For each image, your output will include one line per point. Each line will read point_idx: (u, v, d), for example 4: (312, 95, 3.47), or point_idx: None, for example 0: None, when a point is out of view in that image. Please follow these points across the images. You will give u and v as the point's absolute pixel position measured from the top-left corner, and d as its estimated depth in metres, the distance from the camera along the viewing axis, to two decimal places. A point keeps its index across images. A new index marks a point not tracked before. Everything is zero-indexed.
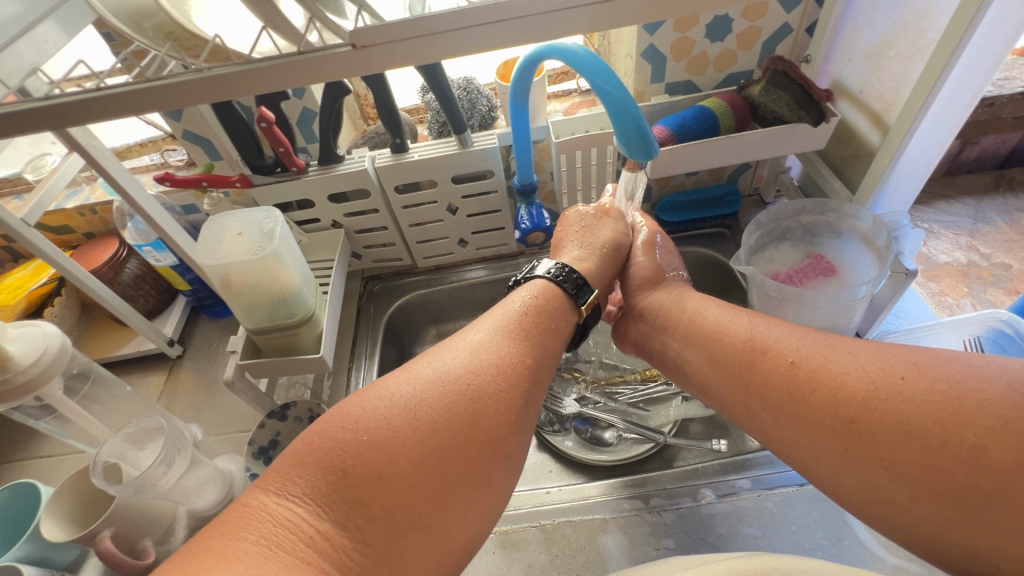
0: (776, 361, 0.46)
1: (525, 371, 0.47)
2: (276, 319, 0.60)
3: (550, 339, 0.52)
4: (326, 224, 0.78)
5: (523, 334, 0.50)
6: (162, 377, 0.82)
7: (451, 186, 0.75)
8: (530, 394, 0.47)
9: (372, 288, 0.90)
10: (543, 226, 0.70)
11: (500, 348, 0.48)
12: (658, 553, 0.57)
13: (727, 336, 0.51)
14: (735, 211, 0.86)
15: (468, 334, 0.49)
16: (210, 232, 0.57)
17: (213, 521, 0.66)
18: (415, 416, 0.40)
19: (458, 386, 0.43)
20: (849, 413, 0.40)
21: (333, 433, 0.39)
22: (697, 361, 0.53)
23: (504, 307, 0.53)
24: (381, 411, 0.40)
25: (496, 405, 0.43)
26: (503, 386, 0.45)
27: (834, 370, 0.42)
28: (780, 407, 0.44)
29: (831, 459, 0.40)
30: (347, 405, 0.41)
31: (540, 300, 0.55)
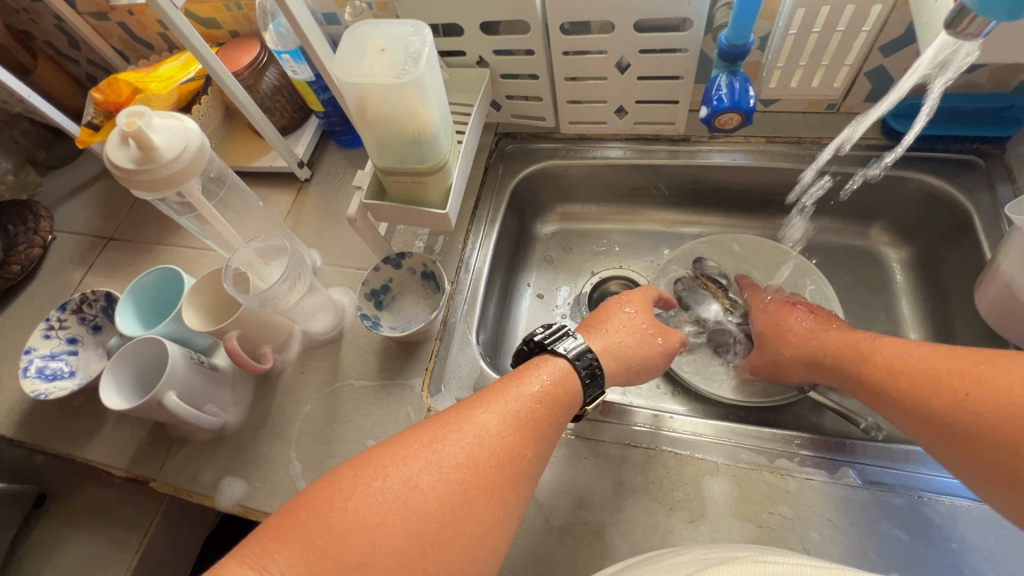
0: (940, 425, 0.43)
1: (524, 468, 0.43)
2: (407, 163, 0.54)
3: (555, 434, 0.47)
4: (471, 61, 0.67)
5: (532, 425, 0.45)
6: (291, 197, 0.83)
7: (631, 34, 0.59)
8: (523, 489, 0.43)
9: (504, 146, 0.81)
10: (744, 105, 0.52)
11: (505, 434, 0.43)
12: (771, 518, 0.50)
13: (876, 357, 0.51)
14: (1007, 136, 0.62)
15: (472, 410, 0.44)
16: (351, 41, 0.49)
17: (324, 346, 0.69)
18: (409, 505, 0.37)
19: (455, 478, 0.39)
20: (932, 410, 0.44)
21: (320, 512, 0.36)
22: (884, 376, 0.49)
23: (519, 388, 0.47)
24: (373, 496, 0.37)
25: (487, 506, 0.40)
26: (498, 481, 0.41)
27: (932, 372, 0.45)
28: (937, 435, 0.43)
29: (974, 471, 0.41)
30: (328, 491, 0.38)
31: (559, 385, 0.49)
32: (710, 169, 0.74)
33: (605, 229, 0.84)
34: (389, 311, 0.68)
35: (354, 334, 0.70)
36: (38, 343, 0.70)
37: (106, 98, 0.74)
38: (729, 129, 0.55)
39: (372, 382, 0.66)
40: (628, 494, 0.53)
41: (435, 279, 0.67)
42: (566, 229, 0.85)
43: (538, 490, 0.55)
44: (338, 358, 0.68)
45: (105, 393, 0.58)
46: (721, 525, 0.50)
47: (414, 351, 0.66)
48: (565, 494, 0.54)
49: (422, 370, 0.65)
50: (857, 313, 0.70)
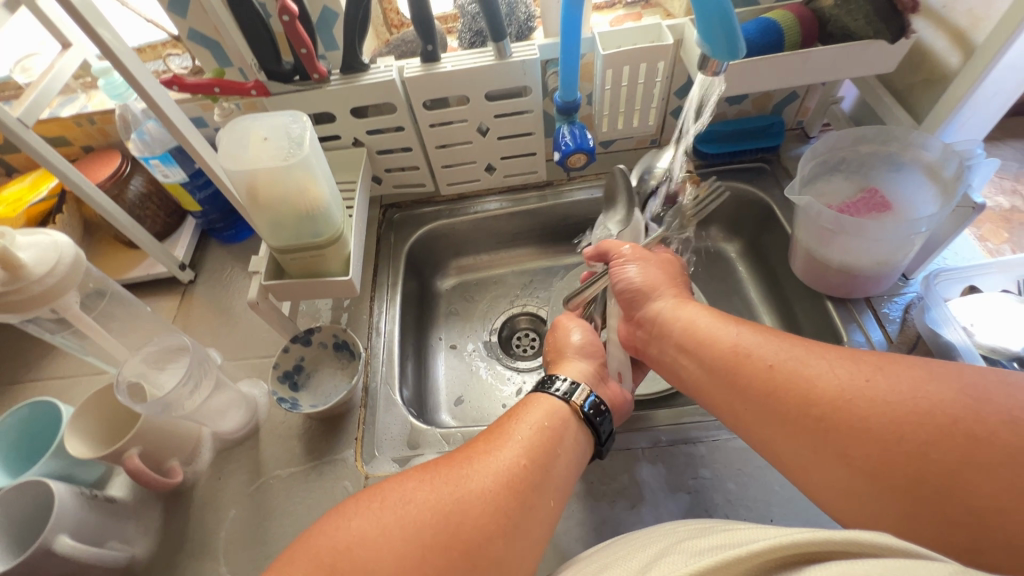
0: (808, 423, 0.42)
1: (526, 481, 0.45)
2: (303, 238, 0.57)
3: (557, 451, 0.49)
4: (347, 143, 0.73)
5: (527, 441, 0.48)
6: (175, 301, 0.79)
7: (484, 103, 0.69)
8: (531, 499, 0.45)
9: (391, 216, 0.86)
10: (586, 146, 0.63)
11: (505, 454, 0.47)
12: (695, 482, 0.57)
13: (717, 345, 0.51)
14: (777, 145, 0.82)
15: (472, 443, 0.49)
16: (231, 134, 0.52)
17: (239, 443, 0.66)
18: (405, 517, 0.41)
19: (452, 493, 0.43)
20: (819, 411, 0.42)
21: (322, 541, 0.41)
22: (765, 379, 0.46)
23: (511, 419, 0.51)
24: (374, 517, 0.42)
25: (488, 513, 0.42)
26: (500, 493, 0.44)
27: (811, 374, 0.44)
28: (798, 429, 0.43)
29: (858, 481, 0.39)
30: (335, 521, 0.43)
31: (552, 409, 0.52)
32: (574, 206, 0.86)
33: (500, 274, 0.92)
34: (305, 390, 0.67)
35: (271, 424, 0.67)
36: None
37: None
38: (580, 166, 0.66)
39: (301, 466, 0.63)
40: (573, 499, 0.57)
41: (349, 347, 0.68)
42: (464, 281, 0.91)
43: None
44: (258, 452, 0.65)
45: None
46: (658, 502, 0.56)
47: (340, 424, 0.66)
48: None
49: (352, 441, 0.64)
50: (718, 302, 0.84)
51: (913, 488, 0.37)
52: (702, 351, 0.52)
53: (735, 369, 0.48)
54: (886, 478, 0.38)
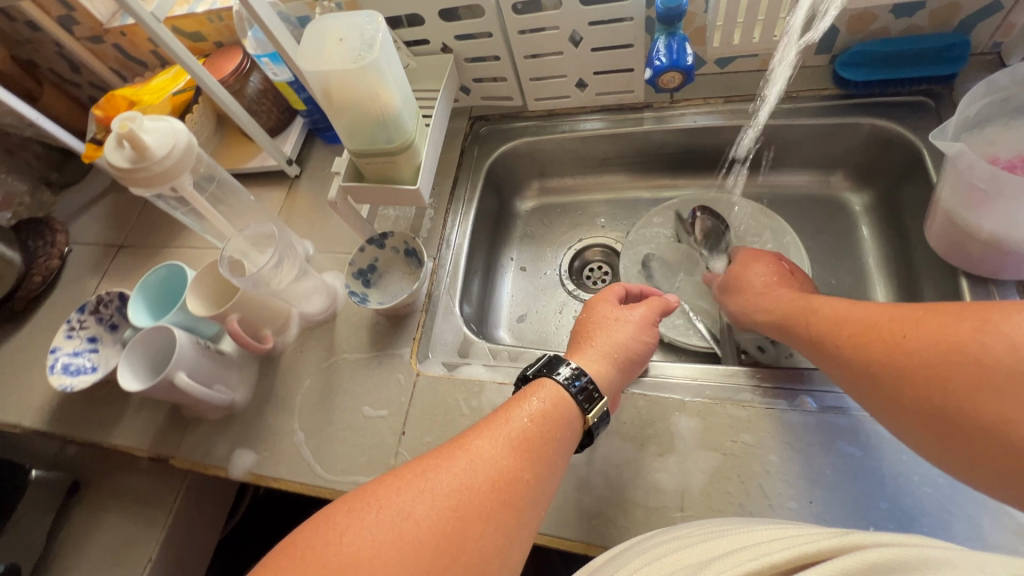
0: (898, 376, 0.42)
1: (524, 491, 0.43)
2: (376, 143, 0.58)
3: (557, 455, 0.47)
4: (436, 48, 0.72)
5: (527, 448, 0.45)
6: (283, 193, 0.88)
7: (578, 8, 0.63)
8: (528, 514, 0.42)
9: (478, 129, 0.85)
10: (682, 64, 0.56)
11: (504, 461, 0.43)
12: (735, 446, 0.53)
13: (796, 310, 0.55)
14: (952, 74, 0.64)
15: (469, 439, 0.44)
16: (312, 34, 0.53)
17: (320, 325, 0.75)
18: (405, 535, 0.37)
19: (449, 508, 0.39)
20: (879, 374, 0.44)
21: (325, 555, 0.36)
22: (835, 343, 0.49)
23: (510, 413, 0.47)
24: (367, 529, 0.37)
25: (487, 533, 0.39)
26: (501, 506, 0.41)
27: (860, 327, 0.47)
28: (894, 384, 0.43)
29: (949, 446, 0.39)
30: (323, 528, 0.38)
31: (551, 403, 0.49)
32: (672, 134, 0.77)
33: (582, 201, 0.88)
34: (376, 288, 0.73)
35: (346, 313, 0.74)
36: (63, 343, 0.77)
37: (107, 115, 0.79)
38: (672, 88, 0.59)
39: (366, 354, 0.70)
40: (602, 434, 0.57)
41: (417, 255, 0.72)
42: (544, 205, 0.89)
43: None
44: (334, 335, 0.73)
45: (122, 376, 0.63)
46: (688, 456, 0.54)
47: (403, 324, 0.71)
48: None
49: (410, 340, 0.70)
50: (824, 260, 0.73)
51: (980, 438, 0.37)
52: (796, 331, 0.54)
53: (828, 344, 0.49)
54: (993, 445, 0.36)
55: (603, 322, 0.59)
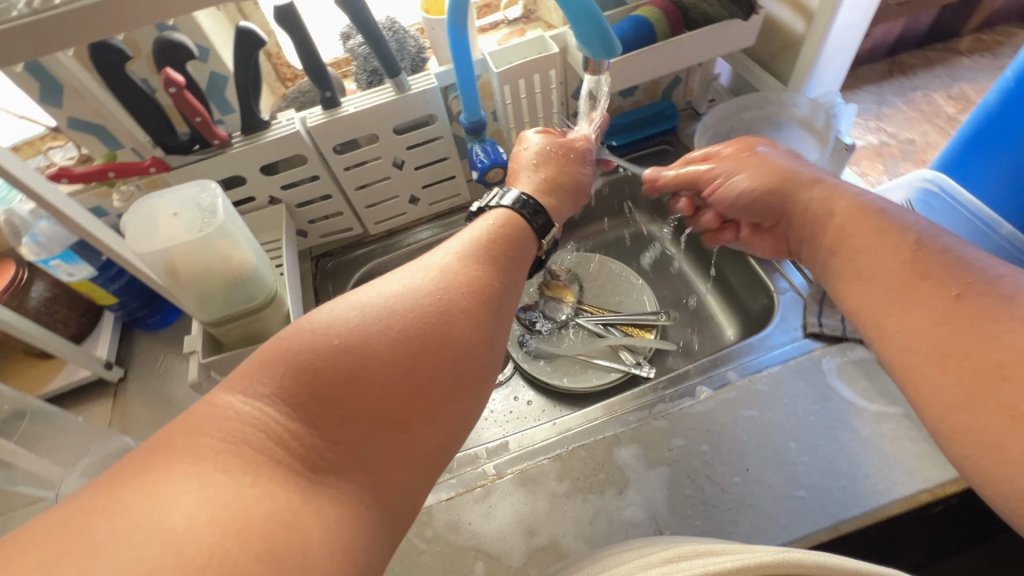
0: (908, 250, 0.45)
1: (495, 293, 0.45)
2: (237, 305, 0.55)
3: (515, 263, 0.49)
4: (263, 202, 0.72)
5: (490, 257, 0.47)
6: (107, 404, 0.73)
7: (394, 138, 0.70)
8: (500, 312, 0.45)
9: (325, 266, 0.84)
10: (501, 160, 0.66)
11: (473, 268, 0.45)
12: (673, 452, 0.59)
13: (836, 213, 0.52)
14: (675, 126, 0.88)
15: (436, 255, 0.46)
16: (137, 216, 0.50)
17: None
18: (388, 322, 0.38)
19: (426, 304, 0.41)
20: (945, 297, 0.41)
21: (306, 333, 0.37)
22: (893, 250, 0.46)
23: (468, 232, 0.49)
24: (351, 320, 0.38)
25: (466, 321, 0.41)
26: (478, 302, 0.43)
27: (942, 260, 0.43)
28: (894, 262, 0.45)
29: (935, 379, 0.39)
30: (326, 306, 0.39)
31: (504, 224, 0.51)
32: None
33: None
34: None
35: None
36: None
37: None
38: (499, 180, 0.69)
39: None
40: (563, 499, 0.58)
41: None
42: None
43: (489, 545, 0.56)
44: None
45: None
46: (642, 481, 0.57)
47: None
48: (512, 533, 0.56)
49: None
50: (655, 280, 0.88)
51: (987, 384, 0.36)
52: (828, 222, 0.52)
53: (829, 234, 0.52)
54: (967, 324, 0.39)
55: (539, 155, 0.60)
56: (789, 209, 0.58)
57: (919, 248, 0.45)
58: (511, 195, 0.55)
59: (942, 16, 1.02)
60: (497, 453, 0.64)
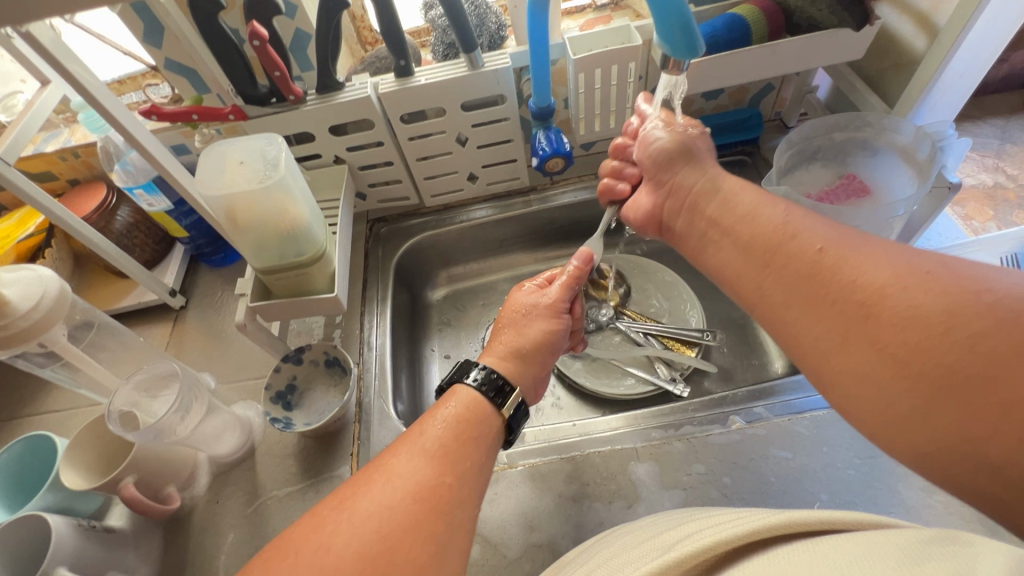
0: (803, 246, 0.42)
1: (448, 495, 0.40)
2: (287, 258, 0.57)
3: (476, 456, 0.44)
4: (328, 160, 0.74)
5: (444, 452, 0.43)
6: (167, 327, 0.79)
7: (461, 113, 0.70)
8: (455, 516, 0.39)
9: (378, 230, 0.86)
10: (562, 150, 0.65)
11: (420, 472, 0.40)
12: (690, 478, 0.56)
13: (763, 221, 0.47)
14: (757, 136, 0.82)
15: (382, 458, 0.42)
16: (209, 161, 0.53)
17: (236, 466, 0.65)
18: (322, 564, 0.34)
19: (373, 531, 0.36)
20: (861, 298, 0.36)
21: None
22: (802, 273, 0.41)
23: (425, 426, 0.45)
24: (285, 575, 0.34)
25: (414, 542, 0.37)
26: (425, 512, 0.38)
27: (856, 261, 0.38)
28: (789, 261, 0.43)
29: (897, 405, 0.33)
30: (265, 558, 0.36)
31: (460, 414, 0.47)
32: (560, 210, 0.86)
33: (489, 281, 0.92)
34: (299, 409, 0.67)
35: (266, 444, 0.67)
36: None
37: None
38: (557, 171, 0.67)
39: (297, 485, 0.63)
40: (569, 502, 0.57)
41: (340, 364, 0.69)
42: (455, 290, 0.91)
43: (488, 530, 0.56)
44: (255, 473, 0.65)
45: None
46: (653, 500, 0.56)
47: (335, 441, 0.65)
48: (512, 524, 0.56)
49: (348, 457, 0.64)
50: (707, 294, 0.84)
51: (950, 381, 0.30)
52: (742, 231, 0.48)
53: (730, 223, 0.50)
54: (878, 320, 0.35)
55: (516, 307, 0.60)
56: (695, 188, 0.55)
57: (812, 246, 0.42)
58: (477, 371, 0.51)
59: None
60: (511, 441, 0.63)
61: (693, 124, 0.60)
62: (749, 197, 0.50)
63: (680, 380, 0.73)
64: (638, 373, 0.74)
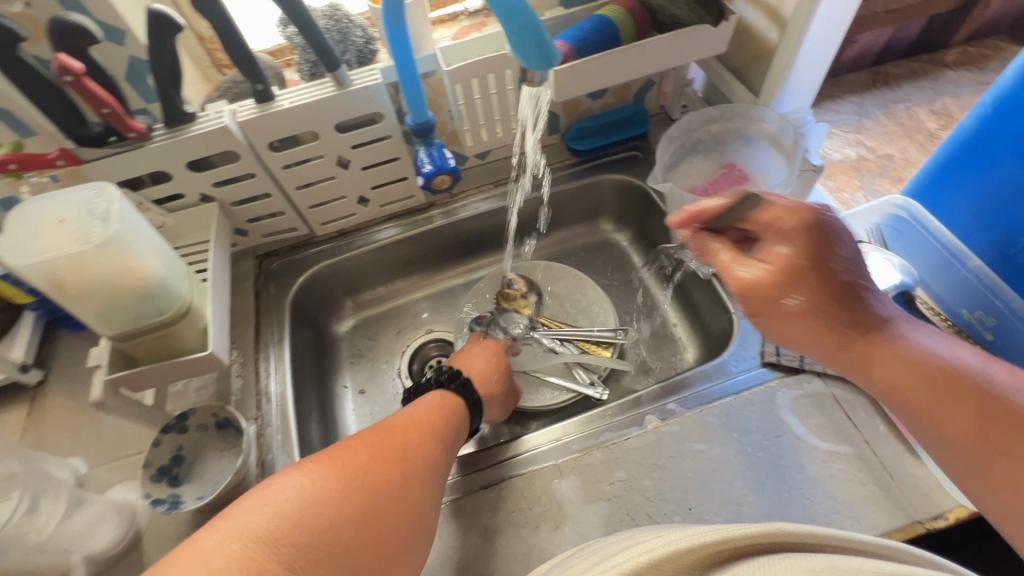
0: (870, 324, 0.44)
1: (435, 464, 0.51)
2: (143, 320, 0.50)
3: (458, 434, 0.57)
4: (193, 199, 0.67)
5: (439, 431, 0.55)
6: (23, 409, 0.68)
7: (337, 135, 0.65)
8: (438, 467, 0.51)
9: (269, 266, 0.79)
10: (447, 167, 0.62)
11: (427, 449, 0.51)
12: (614, 486, 0.56)
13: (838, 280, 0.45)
14: (646, 131, 0.83)
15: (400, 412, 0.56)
16: (21, 223, 0.46)
17: (119, 560, 0.57)
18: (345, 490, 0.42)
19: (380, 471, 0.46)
20: (935, 382, 0.40)
21: (274, 500, 0.40)
22: (889, 356, 0.43)
23: (415, 410, 0.56)
24: (309, 489, 0.41)
25: (415, 484, 0.47)
26: (423, 468, 0.49)
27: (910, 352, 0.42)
28: (849, 356, 0.44)
29: (959, 467, 0.39)
30: (285, 475, 0.42)
31: (437, 403, 0.59)
32: (463, 223, 0.83)
33: (400, 304, 0.87)
34: (189, 481, 0.59)
35: (155, 528, 0.59)
36: None
37: None
38: (446, 188, 0.64)
39: None
40: (496, 534, 0.54)
41: (232, 424, 0.62)
42: (365, 319, 0.86)
43: None
44: (144, 564, 0.57)
45: None
46: (580, 516, 0.54)
47: None
48: (439, 569, 0.53)
49: None
50: (618, 291, 0.84)
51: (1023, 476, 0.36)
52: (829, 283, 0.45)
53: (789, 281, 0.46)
54: (996, 436, 0.37)
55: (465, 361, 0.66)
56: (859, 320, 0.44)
57: (932, 371, 0.41)
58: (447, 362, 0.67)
59: (930, 24, 0.98)
60: None
61: (800, 213, 0.46)
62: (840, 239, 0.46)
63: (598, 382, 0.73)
64: (557, 382, 0.73)
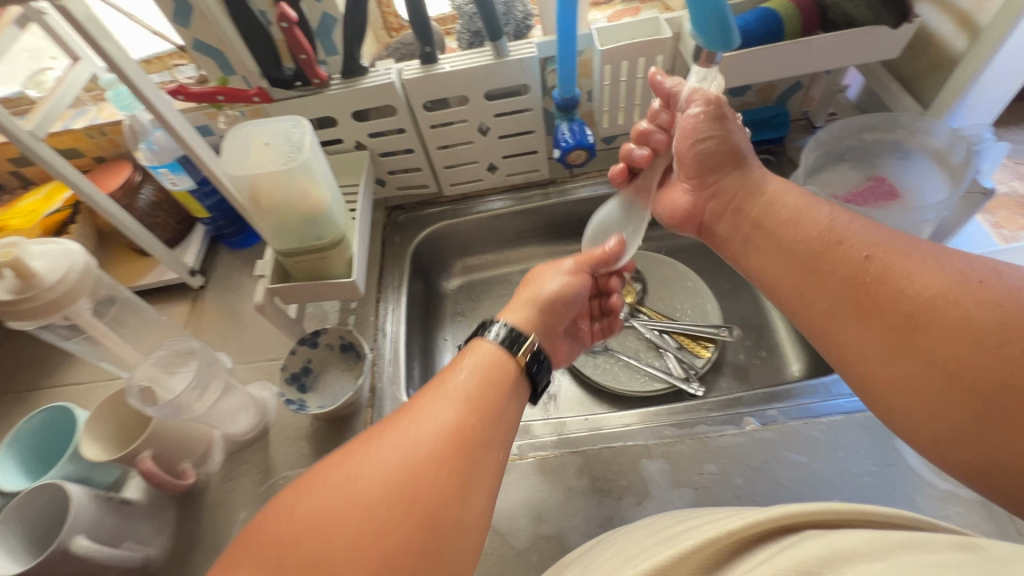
0: (849, 252, 0.43)
1: (477, 436, 0.40)
2: (307, 241, 0.57)
3: (503, 396, 0.45)
4: (349, 146, 0.74)
5: (476, 398, 0.42)
6: (186, 306, 0.80)
7: (484, 103, 0.70)
8: (484, 452, 0.40)
9: (396, 218, 0.86)
10: (585, 143, 0.64)
11: (443, 410, 0.41)
12: (702, 477, 0.56)
13: (806, 227, 0.47)
14: (783, 135, 0.80)
15: (445, 379, 0.44)
16: (234, 141, 0.54)
17: (250, 445, 0.66)
18: (361, 488, 0.35)
19: (398, 467, 0.37)
20: (909, 306, 0.39)
21: (277, 527, 0.35)
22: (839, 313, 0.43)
23: (461, 362, 0.46)
24: (323, 497, 0.35)
25: (442, 477, 0.37)
26: (456, 449, 0.39)
27: (905, 271, 0.40)
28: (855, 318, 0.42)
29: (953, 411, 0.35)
30: (296, 487, 0.37)
31: (489, 364, 0.46)
32: (578, 203, 0.85)
33: (504, 273, 0.91)
34: (313, 391, 0.68)
35: (280, 425, 0.67)
36: None
37: None
38: (580, 163, 0.67)
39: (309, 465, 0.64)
40: (578, 496, 0.57)
41: (354, 349, 0.69)
42: (471, 281, 0.91)
43: (496, 520, 0.56)
44: (268, 452, 0.65)
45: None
46: (664, 497, 0.55)
47: (347, 425, 0.66)
48: (521, 515, 0.56)
49: None
50: (724, 294, 0.82)
51: (989, 393, 0.34)
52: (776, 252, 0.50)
53: (775, 227, 0.50)
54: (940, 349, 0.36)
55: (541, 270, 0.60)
56: (745, 188, 0.53)
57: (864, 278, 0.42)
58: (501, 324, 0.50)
59: None
60: (521, 432, 0.63)
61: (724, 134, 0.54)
62: (795, 199, 0.49)
63: (693, 378, 0.72)
64: (651, 369, 0.73)
